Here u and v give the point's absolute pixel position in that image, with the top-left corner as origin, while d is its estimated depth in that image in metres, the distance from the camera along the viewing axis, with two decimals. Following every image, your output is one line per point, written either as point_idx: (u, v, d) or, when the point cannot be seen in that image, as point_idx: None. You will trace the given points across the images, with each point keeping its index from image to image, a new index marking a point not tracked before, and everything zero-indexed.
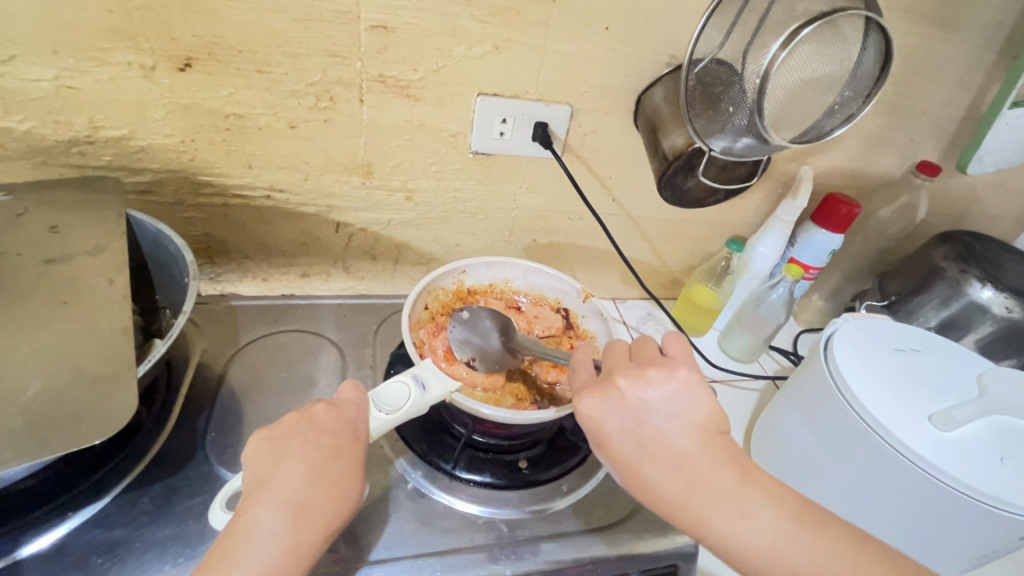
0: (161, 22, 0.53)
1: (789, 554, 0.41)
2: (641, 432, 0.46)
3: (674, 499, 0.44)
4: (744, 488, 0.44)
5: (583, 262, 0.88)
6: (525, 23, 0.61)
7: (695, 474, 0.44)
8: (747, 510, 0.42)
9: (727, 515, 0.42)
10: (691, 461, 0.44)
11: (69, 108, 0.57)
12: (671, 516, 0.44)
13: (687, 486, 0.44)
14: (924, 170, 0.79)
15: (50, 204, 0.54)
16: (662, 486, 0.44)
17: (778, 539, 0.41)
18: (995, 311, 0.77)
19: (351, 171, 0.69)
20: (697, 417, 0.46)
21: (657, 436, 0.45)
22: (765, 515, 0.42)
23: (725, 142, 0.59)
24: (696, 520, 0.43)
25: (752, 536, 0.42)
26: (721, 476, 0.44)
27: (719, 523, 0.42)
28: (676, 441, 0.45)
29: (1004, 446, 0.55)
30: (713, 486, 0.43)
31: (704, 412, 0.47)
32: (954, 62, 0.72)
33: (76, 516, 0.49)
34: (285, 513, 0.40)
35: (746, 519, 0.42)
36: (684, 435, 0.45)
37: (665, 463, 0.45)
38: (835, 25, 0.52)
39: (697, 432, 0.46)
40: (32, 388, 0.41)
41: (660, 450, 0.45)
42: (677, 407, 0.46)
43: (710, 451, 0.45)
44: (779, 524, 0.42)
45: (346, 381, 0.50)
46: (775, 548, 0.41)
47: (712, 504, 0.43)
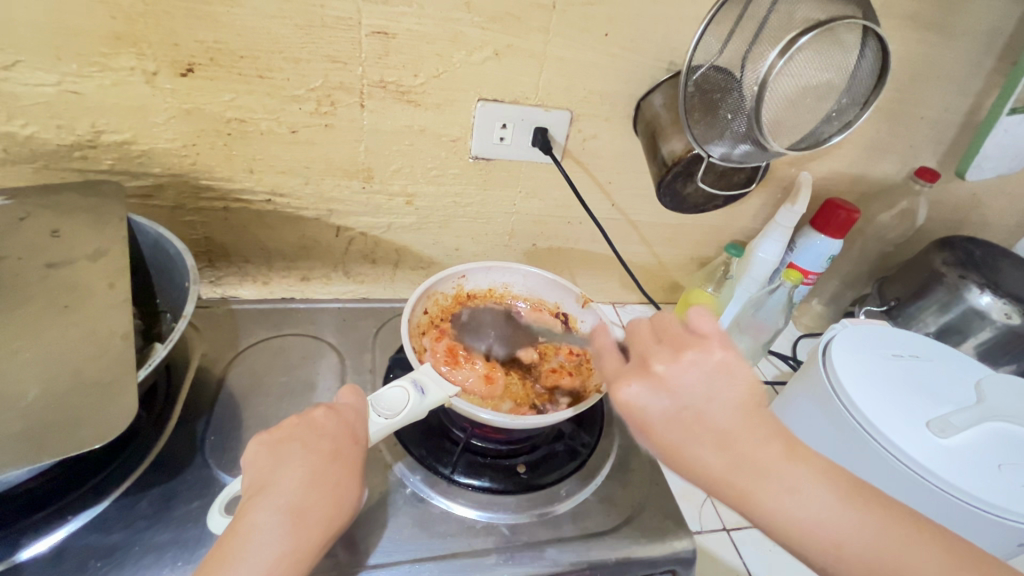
0: (164, 28, 0.54)
1: (848, 530, 0.38)
2: (681, 407, 0.41)
3: (722, 475, 0.39)
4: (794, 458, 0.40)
5: (582, 266, 0.89)
6: (524, 30, 0.61)
7: (740, 446, 0.40)
8: (797, 487, 0.39)
9: (779, 492, 0.38)
10: (737, 436, 0.40)
11: (72, 112, 0.57)
12: (715, 492, 0.40)
13: (733, 464, 0.39)
14: (924, 176, 0.79)
15: (53, 209, 0.54)
16: (707, 464, 0.39)
17: (834, 518, 0.38)
18: (994, 317, 0.77)
19: (351, 176, 0.69)
20: (742, 387, 0.41)
21: (699, 411, 0.40)
22: (815, 484, 0.39)
23: (723, 149, 0.60)
24: (744, 496, 0.39)
25: (805, 511, 0.38)
26: (771, 448, 0.40)
27: (771, 498, 0.38)
28: (719, 414, 0.40)
29: (1003, 452, 0.55)
30: (763, 460, 0.39)
31: (742, 381, 0.42)
32: (953, 68, 0.72)
33: (75, 519, 0.49)
34: (285, 517, 0.40)
35: (799, 494, 0.38)
36: (729, 408, 0.41)
37: (712, 438, 0.40)
38: (832, 33, 0.52)
39: (742, 405, 0.41)
40: (33, 392, 0.42)
41: (704, 425, 0.40)
42: (719, 379, 0.41)
43: (753, 429, 0.40)
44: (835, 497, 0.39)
45: (346, 385, 0.51)
46: (829, 526, 0.38)
47: (763, 481, 0.39)
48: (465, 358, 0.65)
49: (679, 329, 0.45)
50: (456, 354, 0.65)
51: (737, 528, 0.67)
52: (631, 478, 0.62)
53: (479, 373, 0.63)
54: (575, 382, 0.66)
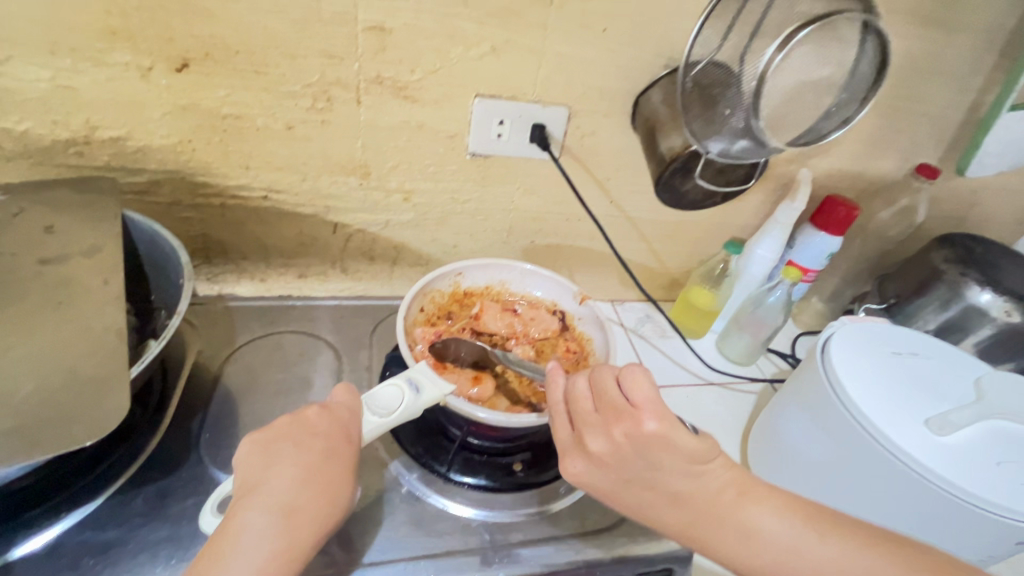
0: (159, 23, 0.53)
1: (810, 564, 0.41)
2: (629, 473, 0.46)
3: (681, 529, 0.44)
4: (740, 497, 0.44)
5: (581, 263, 0.88)
6: (522, 25, 0.61)
7: (688, 496, 0.44)
8: (751, 531, 0.42)
9: (734, 534, 0.43)
10: (683, 489, 0.44)
11: (67, 108, 0.57)
12: (685, 543, 0.45)
13: (687, 521, 0.44)
14: (924, 172, 0.79)
15: (47, 205, 0.54)
16: (665, 522, 0.45)
17: (797, 553, 0.41)
18: (994, 314, 0.77)
19: (348, 172, 0.69)
20: (682, 448, 0.44)
21: (644, 474, 0.45)
22: (770, 517, 0.43)
23: (722, 144, 0.59)
24: (706, 542, 0.44)
25: (766, 548, 0.42)
26: (716, 493, 0.44)
27: (729, 542, 0.43)
28: (664, 474, 0.45)
29: (1001, 451, 0.54)
30: (711, 505, 0.44)
31: (671, 439, 0.44)
32: (954, 65, 0.72)
33: (69, 516, 0.49)
34: (277, 517, 0.40)
35: (756, 531, 0.42)
36: (670, 468, 0.44)
37: (664, 494, 0.45)
38: (833, 28, 0.52)
39: (683, 462, 0.44)
40: (26, 388, 0.41)
41: (654, 487, 0.45)
42: (654, 448, 0.44)
43: (694, 482, 0.44)
44: (793, 533, 0.42)
45: (339, 384, 0.50)
46: (799, 554, 0.41)
47: (718, 527, 0.43)
48: (455, 360, 0.65)
49: (614, 391, 0.47)
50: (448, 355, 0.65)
51: None
52: None
53: (467, 374, 0.63)
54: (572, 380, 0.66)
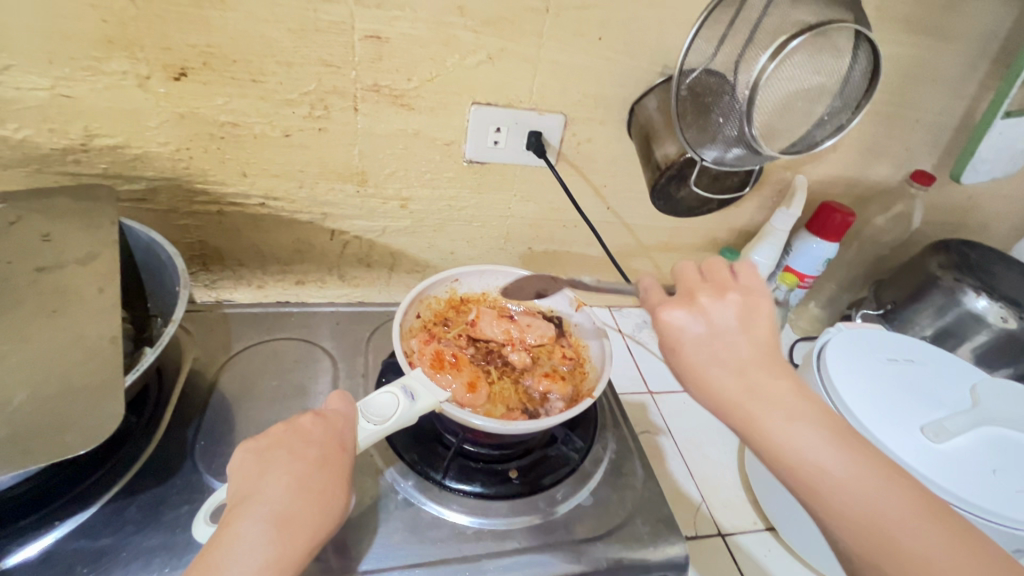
0: (157, 32, 0.54)
1: (838, 463, 0.38)
2: (713, 336, 0.43)
3: (736, 401, 0.41)
4: (804, 401, 0.41)
5: (578, 269, 0.88)
6: (518, 34, 0.61)
7: (756, 379, 0.41)
8: (800, 418, 0.40)
9: (778, 417, 0.40)
10: (756, 368, 0.42)
11: (65, 116, 0.57)
12: (725, 416, 0.41)
13: (744, 392, 0.41)
14: (919, 179, 0.79)
15: (44, 213, 0.54)
16: (723, 386, 0.41)
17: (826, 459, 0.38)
18: (991, 320, 0.77)
19: (345, 179, 0.69)
20: (766, 333, 0.44)
21: (727, 339, 0.43)
22: (818, 422, 0.40)
23: (716, 152, 0.60)
24: (750, 418, 0.40)
25: (803, 444, 0.39)
26: (781, 386, 0.41)
27: (772, 425, 0.39)
28: (740, 349, 0.42)
29: (996, 458, 0.54)
30: (775, 392, 0.41)
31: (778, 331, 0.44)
32: (947, 73, 0.72)
33: (63, 524, 0.49)
34: (269, 526, 0.40)
35: (799, 424, 0.39)
36: (748, 343, 0.43)
37: (732, 364, 0.42)
38: (825, 37, 0.52)
39: (762, 344, 0.43)
40: (21, 396, 0.42)
41: (726, 353, 0.42)
42: (751, 320, 0.44)
43: (771, 371, 0.42)
44: (835, 438, 0.39)
45: (334, 392, 0.51)
46: (818, 453, 0.38)
47: (769, 408, 0.40)
48: (451, 363, 0.63)
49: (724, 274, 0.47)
50: (445, 357, 0.63)
51: (732, 532, 0.66)
52: (624, 482, 0.62)
53: (462, 382, 0.61)
54: (568, 387, 0.65)
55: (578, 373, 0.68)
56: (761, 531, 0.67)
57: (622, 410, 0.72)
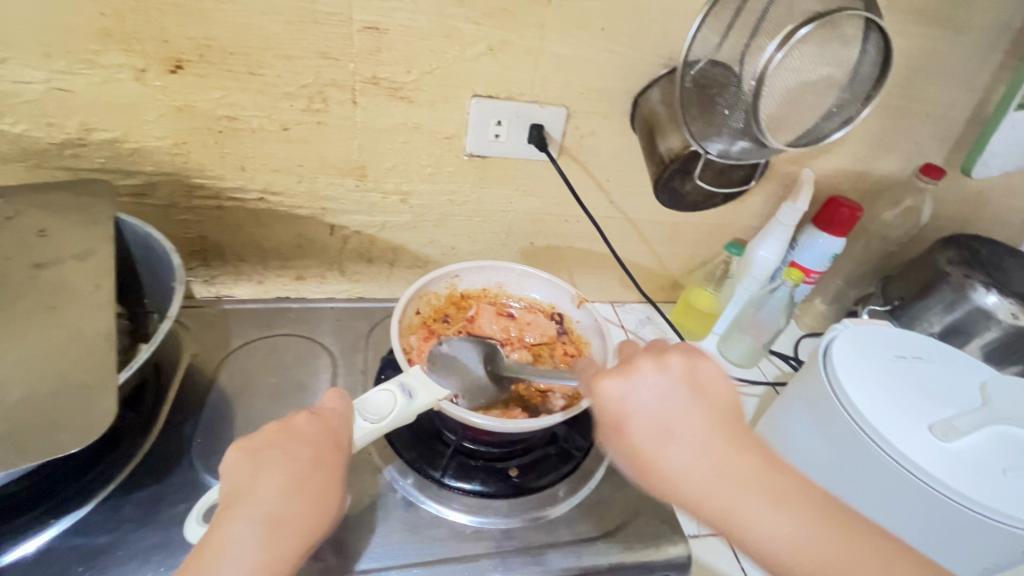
0: (153, 24, 0.53)
1: (811, 541, 0.39)
2: (665, 415, 0.44)
3: (702, 487, 0.42)
4: (768, 475, 0.42)
5: (580, 265, 0.87)
6: (519, 25, 0.60)
7: (718, 458, 0.42)
8: (767, 493, 0.41)
9: (748, 498, 0.41)
10: (714, 443, 0.43)
11: (61, 110, 0.56)
12: (695, 506, 0.42)
13: (710, 472, 0.42)
14: (929, 173, 0.78)
15: (41, 208, 0.54)
16: (688, 472, 0.42)
17: (799, 538, 0.39)
18: (1001, 317, 0.75)
19: (345, 174, 0.68)
20: (715, 402, 0.46)
21: (679, 418, 0.44)
22: (783, 498, 0.41)
23: (721, 145, 0.58)
24: (720, 505, 0.41)
25: (774, 526, 0.40)
26: (743, 462, 0.42)
27: (740, 510, 0.41)
28: (694, 426, 0.44)
29: (1008, 458, 0.53)
30: (739, 472, 0.42)
31: (726, 396, 0.46)
32: (960, 64, 0.71)
33: (60, 522, 0.48)
34: (262, 527, 0.39)
35: (766, 504, 0.41)
36: (700, 419, 0.44)
37: (690, 444, 0.43)
38: (834, 26, 0.51)
39: (715, 416, 0.45)
40: (15, 394, 0.41)
41: (682, 434, 0.44)
42: (698, 391, 0.46)
43: (727, 448, 0.43)
44: (801, 513, 0.40)
45: (330, 391, 0.50)
46: (791, 533, 0.40)
47: (736, 489, 0.41)
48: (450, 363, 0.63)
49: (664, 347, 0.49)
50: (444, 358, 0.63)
51: None
52: (627, 482, 0.62)
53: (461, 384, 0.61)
54: (569, 385, 0.64)
55: None
56: None
57: None
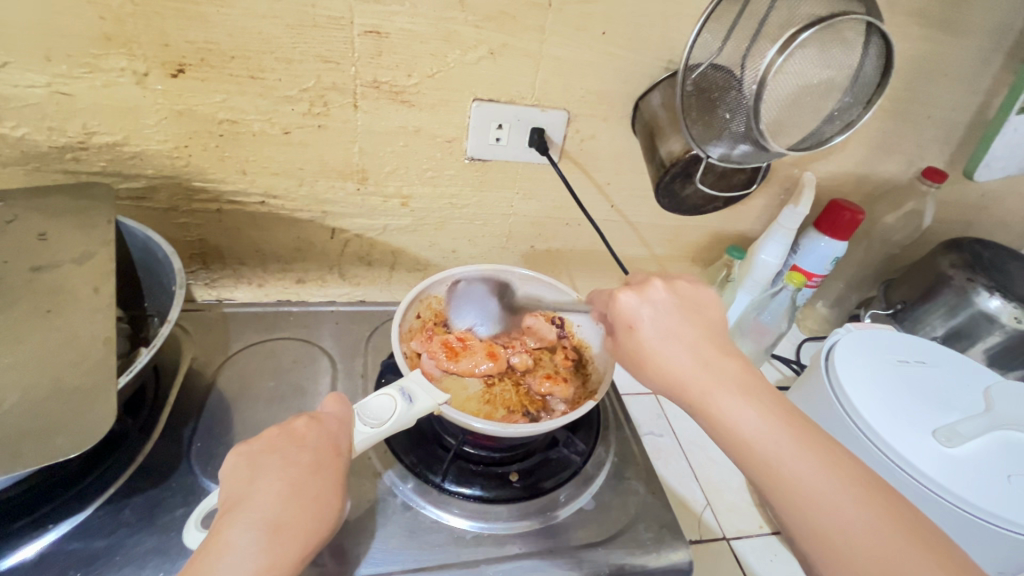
0: (153, 28, 0.53)
1: (785, 438, 0.40)
2: (665, 316, 0.47)
3: (689, 377, 0.44)
4: (754, 380, 0.43)
5: (581, 268, 0.87)
6: (520, 28, 0.60)
7: (708, 356, 0.44)
8: (749, 393, 0.42)
9: (728, 393, 0.42)
10: (704, 346, 0.45)
11: (62, 114, 0.56)
12: (679, 391, 0.44)
13: (699, 366, 0.44)
14: (931, 176, 0.77)
15: (40, 212, 0.54)
16: (676, 361, 0.45)
17: (769, 435, 0.40)
18: (1004, 321, 0.75)
19: (345, 177, 0.68)
20: (712, 317, 0.48)
21: (678, 320, 0.47)
22: (765, 400, 0.42)
23: (722, 149, 0.59)
24: (703, 394, 0.43)
25: (749, 420, 0.41)
26: (730, 364, 0.44)
27: (721, 399, 0.42)
28: (691, 328, 0.46)
29: (1012, 463, 0.53)
30: (728, 371, 0.44)
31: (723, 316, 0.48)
32: (962, 67, 0.71)
33: (59, 526, 0.48)
34: (261, 532, 0.39)
35: (746, 400, 0.42)
36: (697, 326, 0.46)
37: (685, 342, 0.45)
38: (835, 30, 0.51)
39: (710, 326, 0.47)
40: (12, 398, 0.41)
41: (679, 335, 0.46)
42: (699, 308, 0.48)
43: (720, 352, 0.45)
44: (779, 414, 0.41)
45: (329, 394, 0.50)
46: (765, 430, 0.40)
47: (720, 383, 0.43)
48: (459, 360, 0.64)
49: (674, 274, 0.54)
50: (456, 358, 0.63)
51: (738, 536, 0.65)
52: (627, 486, 0.61)
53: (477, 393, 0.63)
54: (570, 390, 0.64)
55: (580, 377, 0.67)
56: (767, 535, 0.65)
57: (625, 411, 0.71)
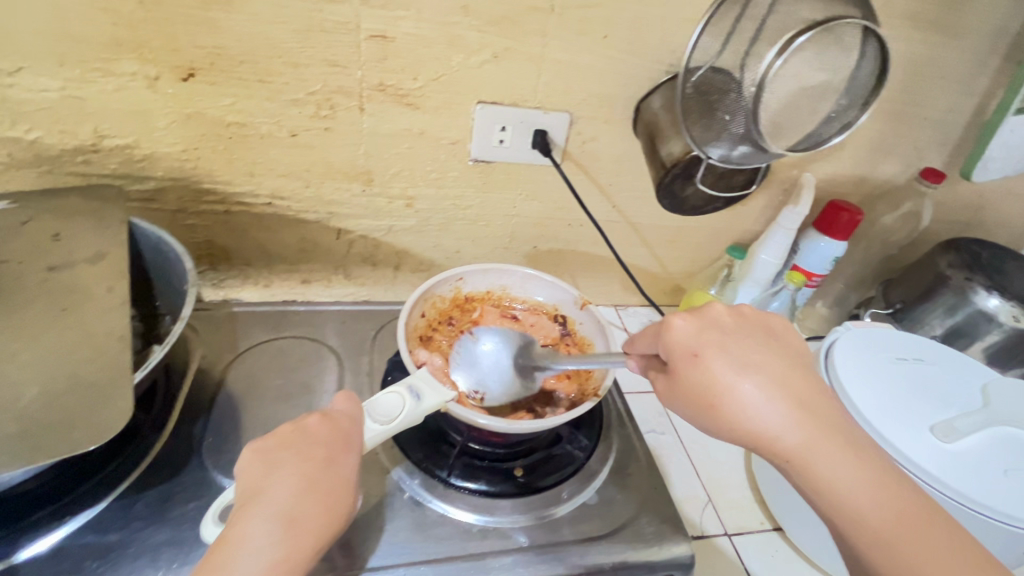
0: (164, 34, 0.54)
1: (891, 500, 0.39)
2: (746, 348, 0.44)
3: (782, 424, 0.41)
4: (846, 427, 0.42)
5: (583, 268, 0.88)
6: (523, 33, 0.61)
7: (797, 396, 0.42)
8: (846, 442, 0.41)
9: (826, 445, 0.40)
10: (791, 383, 0.43)
11: (75, 117, 0.58)
12: (769, 440, 0.41)
13: (790, 409, 0.41)
14: (928, 177, 0.78)
15: (55, 213, 0.55)
16: (762, 404, 0.42)
17: (873, 493, 0.39)
18: (1002, 320, 0.76)
19: (351, 179, 0.69)
20: (789, 348, 0.46)
21: (760, 353, 0.44)
22: (863, 453, 0.41)
23: (722, 150, 0.59)
24: (800, 444, 0.41)
25: (851, 477, 0.39)
26: (819, 406, 0.42)
27: (823, 452, 0.40)
28: (770, 361, 0.44)
29: (1009, 459, 0.54)
30: (823, 416, 0.42)
31: (797, 347, 0.47)
32: (958, 70, 0.72)
33: (74, 520, 0.49)
34: (277, 524, 0.40)
35: (845, 452, 0.40)
36: (780, 358, 0.44)
37: (770, 379, 0.43)
38: (832, 34, 0.52)
39: (792, 357, 0.45)
40: (30, 393, 0.42)
41: (762, 369, 0.43)
42: (771, 338, 0.46)
43: (807, 390, 0.43)
44: (880, 471, 0.40)
45: (340, 393, 0.51)
46: (864, 487, 0.39)
47: (815, 432, 0.41)
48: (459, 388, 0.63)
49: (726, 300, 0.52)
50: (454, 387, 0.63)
51: (739, 532, 0.65)
52: (629, 481, 0.62)
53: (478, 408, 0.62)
54: (573, 386, 0.66)
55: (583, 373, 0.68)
56: (768, 531, 0.66)
57: (627, 409, 0.72)
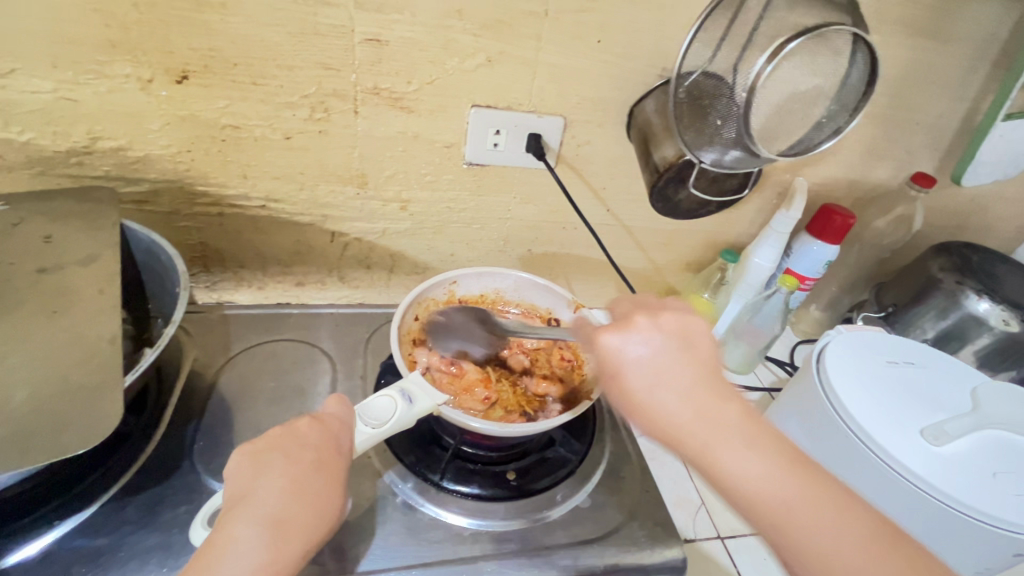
0: (158, 36, 0.54)
1: (794, 491, 0.39)
2: (657, 358, 0.43)
3: (690, 428, 0.41)
4: (754, 425, 0.42)
5: (578, 271, 0.88)
6: (517, 36, 0.61)
7: (704, 402, 0.42)
8: (750, 443, 0.40)
9: (732, 446, 0.40)
10: (700, 390, 0.42)
11: (68, 119, 0.58)
12: (677, 444, 0.41)
13: (698, 414, 0.41)
14: (919, 181, 0.79)
15: (46, 215, 0.55)
16: (672, 412, 0.41)
17: (778, 491, 0.39)
18: (993, 323, 0.77)
19: (345, 182, 0.69)
20: (702, 351, 0.45)
21: (671, 362, 0.43)
22: (769, 451, 0.40)
23: (714, 155, 0.60)
24: (704, 448, 0.41)
25: (755, 477, 0.39)
26: (727, 409, 0.42)
27: (726, 453, 0.40)
28: (684, 368, 0.43)
29: (999, 462, 0.54)
30: (730, 420, 0.41)
31: (713, 349, 0.45)
32: (948, 75, 0.72)
33: (63, 523, 0.49)
34: (264, 529, 0.40)
35: (749, 452, 0.40)
36: (690, 364, 0.43)
37: (676, 389, 0.42)
38: (822, 40, 0.52)
39: (701, 364, 0.44)
40: (19, 397, 0.42)
41: (671, 378, 0.42)
42: (687, 343, 0.44)
43: (718, 393, 0.42)
44: (785, 467, 0.40)
45: (332, 395, 0.51)
46: (769, 487, 0.39)
47: (721, 435, 0.41)
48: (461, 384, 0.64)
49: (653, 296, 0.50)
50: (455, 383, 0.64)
51: (731, 535, 0.66)
52: (621, 484, 0.62)
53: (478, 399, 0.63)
54: (566, 390, 0.66)
55: (576, 377, 0.69)
56: None
57: (621, 412, 0.72)
